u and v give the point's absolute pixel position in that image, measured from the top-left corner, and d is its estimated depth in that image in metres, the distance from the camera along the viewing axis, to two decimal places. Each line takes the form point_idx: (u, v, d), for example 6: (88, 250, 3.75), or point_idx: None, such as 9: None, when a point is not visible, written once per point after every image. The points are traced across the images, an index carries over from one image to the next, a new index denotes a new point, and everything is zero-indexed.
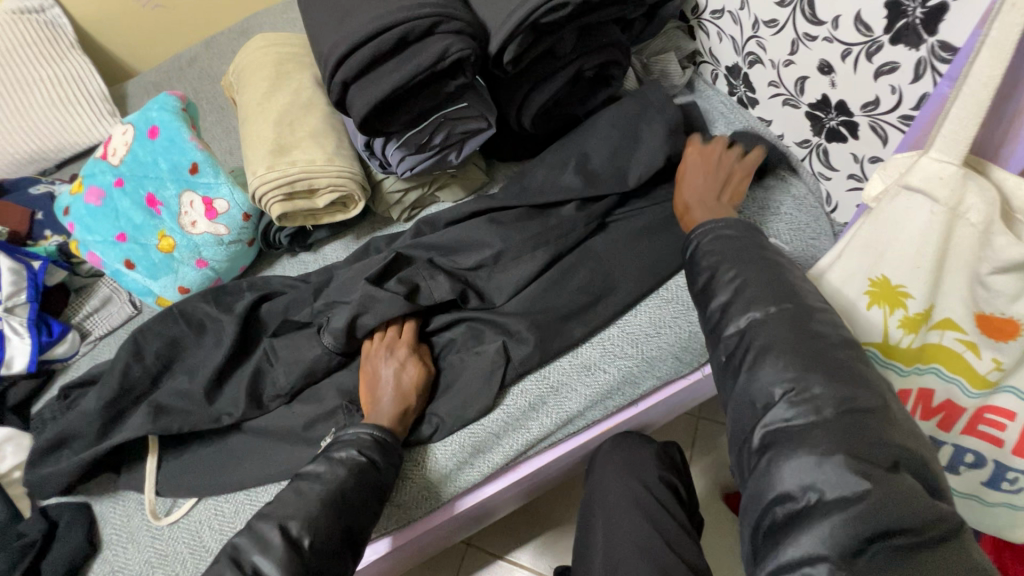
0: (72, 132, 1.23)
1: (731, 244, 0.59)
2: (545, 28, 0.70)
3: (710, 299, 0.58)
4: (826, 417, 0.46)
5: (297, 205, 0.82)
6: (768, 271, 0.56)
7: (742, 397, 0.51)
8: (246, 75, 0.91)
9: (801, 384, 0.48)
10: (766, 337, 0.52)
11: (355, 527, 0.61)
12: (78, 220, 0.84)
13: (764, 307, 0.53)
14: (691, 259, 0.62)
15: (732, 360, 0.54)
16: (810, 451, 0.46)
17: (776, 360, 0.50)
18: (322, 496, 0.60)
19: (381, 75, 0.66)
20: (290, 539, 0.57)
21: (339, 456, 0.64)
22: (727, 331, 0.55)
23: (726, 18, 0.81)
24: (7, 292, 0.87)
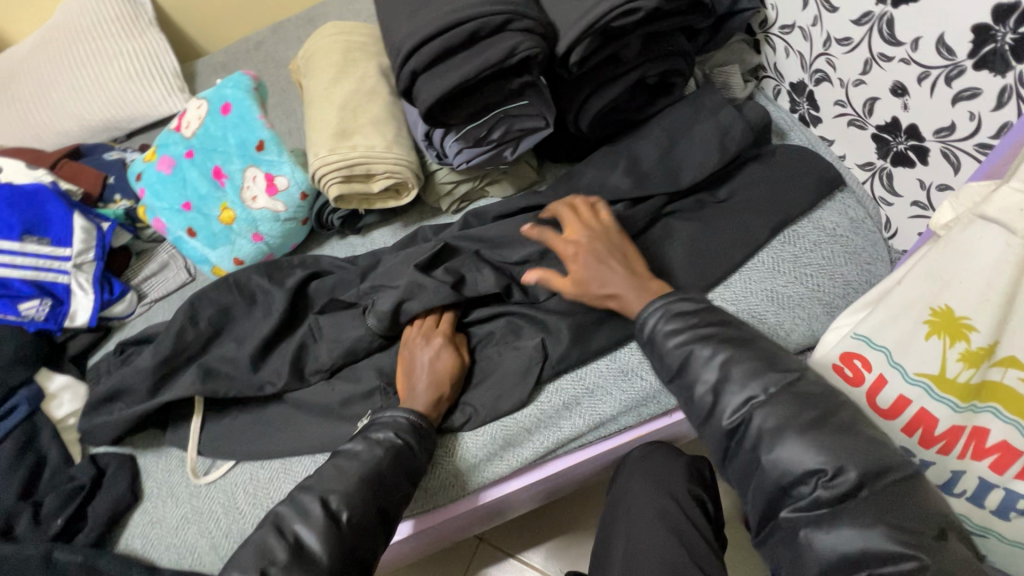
0: (144, 105, 1.30)
1: (690, 319, 0.61)
2: (613, 32, 0.70)
3: (693, 381, 0.59)
4: (861, 496, 0.49)
5: (353, 188, 0.84)
6: (743, 347, 0.58)
7: (768, 480, 0.53)
8: (314, 60, 0.94)
9: (834, 467, 0.50)
10: (774, 419, 0.54)
11: (389, 507, 0.63)
12: (149, 186, 0.88)
13: (759, 383, 0.56)
14: (652, 344, 0.63)
15: (743, 445, 0.55)
16: (850, 525, 0.49)
17: (794, 441, 0.52)
18: (359, 472, 0.62)
19: (450, 67, 0.67)
20: (329, 512, 0.59)
21: (378, 437, 0.65)
22: (726, 415, 0.56)
23: (795, 34, 0.80)
24: (77, 249, 0.92)
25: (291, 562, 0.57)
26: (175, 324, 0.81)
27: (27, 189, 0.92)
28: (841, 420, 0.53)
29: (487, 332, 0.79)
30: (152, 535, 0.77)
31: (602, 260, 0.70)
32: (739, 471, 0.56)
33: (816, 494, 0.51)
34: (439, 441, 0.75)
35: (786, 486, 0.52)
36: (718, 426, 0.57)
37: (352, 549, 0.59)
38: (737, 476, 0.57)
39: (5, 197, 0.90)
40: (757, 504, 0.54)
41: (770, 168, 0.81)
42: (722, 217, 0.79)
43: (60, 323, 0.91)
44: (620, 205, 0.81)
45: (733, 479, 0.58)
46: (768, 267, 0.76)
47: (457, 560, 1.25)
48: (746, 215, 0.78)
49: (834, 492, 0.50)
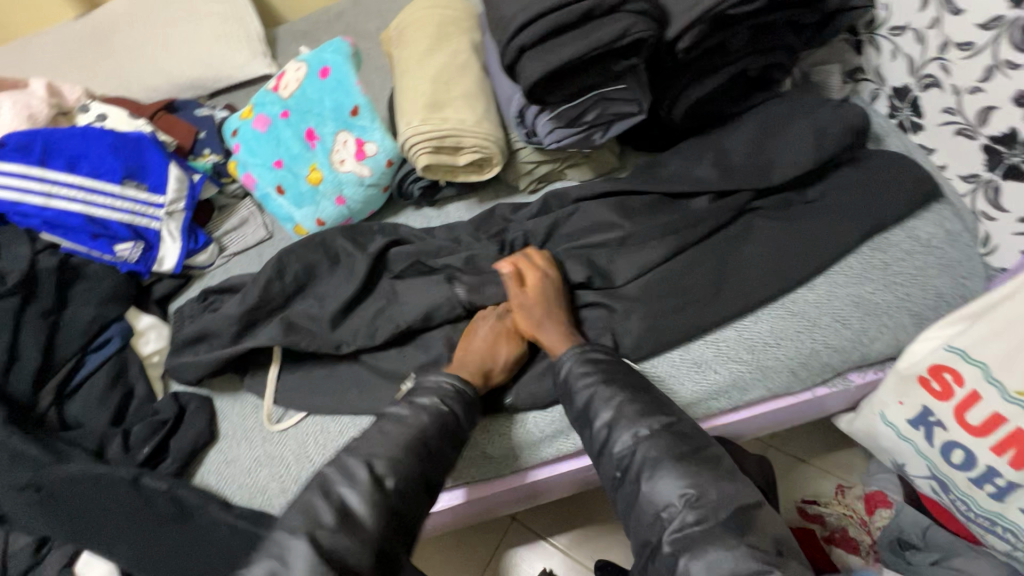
0: (230, 67, 1.33)
1: (602, 366, 0.67)
2: (725, 21, 0.69)
3: (593, 418, 0.64)
4: (720, 519, 0.54)
5: (441, 159, 0.86)
6: (639, 391, 0.64)
7: (648, 504, 0.57)
8: (408, 31, 0.96)
9: (699, 489, 0.56)
10: (654, 449, 0.59)
11: (431, 473, 0.63)
12: (244, 142, 0.92)
13: (647, 422, 0.61)
14: (564, 382, 0.67)
15: (625, 475, 0.60)
16: (719, 548, 0.52)
17: (670, 469, 0.57)
18: (403, 441, 0.62)
19: (559, 45, 0.68)
20: (370, 480, 0.59)
21: (421, 401, 0.66)
22: (617, 446, 0.61)
23: (906, 36, 0.77)
24: (170, 198, 0.96)
25: (336, 527, 0.56)
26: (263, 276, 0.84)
27: (131, 136, 0.97)
28: (709, 453, 0.59)
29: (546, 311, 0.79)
30: (226, 474, 0.81)
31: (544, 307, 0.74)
32: (620, 504, 0.60)
33: (683, 515, 0.55)
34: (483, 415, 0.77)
35: (659, 511, 0.56)
36: (609, 457, 0.61)
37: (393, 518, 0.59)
38: (621, 506, 0.60)
39: (110, 141, 0.94)
40: (636, 532, 0.58)
41: (864, 172, 0.79)
42: (811, 218, 0.78)
43: (149, 267, 0.95)
44: (705, 199, 0.81)
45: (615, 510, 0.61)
46: (855, 274, 0.75)
47: (488, 537, 1.27)
48: (836, 218, 0.77)
49: (698, 513, 0.54)
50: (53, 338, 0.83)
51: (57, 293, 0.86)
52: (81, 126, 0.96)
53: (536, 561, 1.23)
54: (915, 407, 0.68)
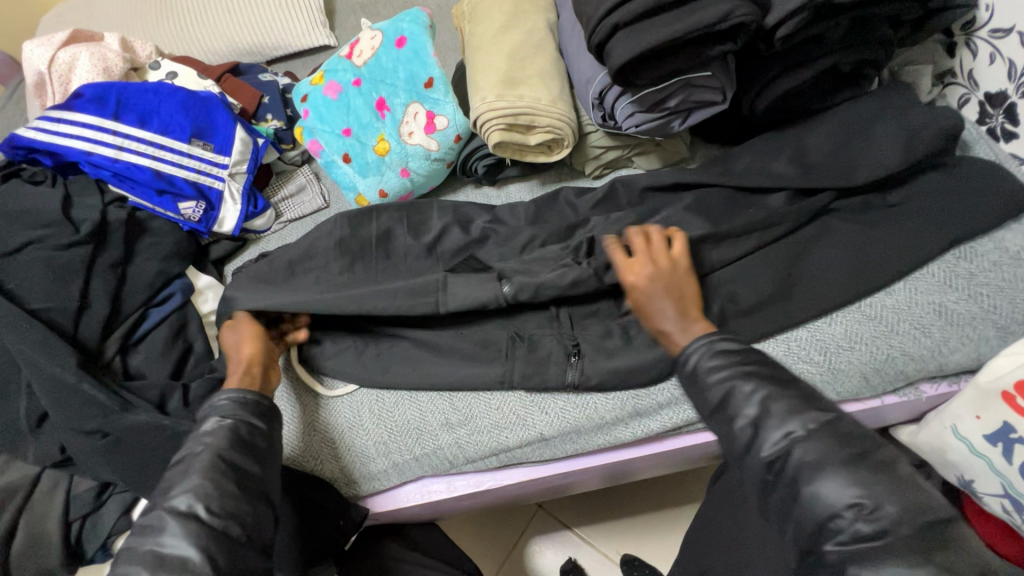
0: (290, 35, 1.32)
1: (739, 359, 0.55)
2: (827, 11, 0.67)
3: (733, 416, 0.53)
4: (901, 535, 0.44)
5: (512, 137, 0.85)
6: (789, 380, 0.52)
7: (804, 509, 0.47)
8: (483, 6, 0.94)
9: (872, 500, 0.45)
10: (815, 451, 0.48)
11: (248, 479, 0.58)
12: (313, 108, 0.92)
13: (802, 421, 0.49)
14: (693, 374, 0.57)
15: (777, 478, 0.49)
16: (899, 566, 0.43)
17: (836, 473, 0.46)
18: (202, 464, 0.56)
19: (655, 25, 0.66)
20: (180, 514, 0.53)
21: (203, 427, 0.60)
22: (765, 447, 0.50)
23: (1009, 38, 0.74)
24: (234, 159, 0.97)
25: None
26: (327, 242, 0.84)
27: (200, 96, 0.97)
28: (878, 458, 0.47)
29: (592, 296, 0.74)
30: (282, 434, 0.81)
31: (664, 296, 0.65)
32: (777, 508, 0.50)
33: (855, 528, 0.45)
34: (370, 413, 0.80)
35: (822, 520, 0.46)
36: (756, 459, 0.51)
37: (228, 534, 0.54)
38: (774, 511, 0.50)
39: (181, 100, 0.95)
40: (794, 539, 0.49)
41: (950, 178, 0.77)
42: (893, 221, 0.75)
43: (209, 227, 0.96)
44: (781, 197, 0.79)
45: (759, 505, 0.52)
46: (938, 282, 0.73)
47: (515, 523, 1.27)
48: (921, 223, 0.75)
49: (874, 526, 0.44)
50: (120, 289, 0.85)
51: (124, 246, 0.87)
52: (152, 82, 0.97)
53: (561, 551, 1.22)
54: (993, 422, 0.66)
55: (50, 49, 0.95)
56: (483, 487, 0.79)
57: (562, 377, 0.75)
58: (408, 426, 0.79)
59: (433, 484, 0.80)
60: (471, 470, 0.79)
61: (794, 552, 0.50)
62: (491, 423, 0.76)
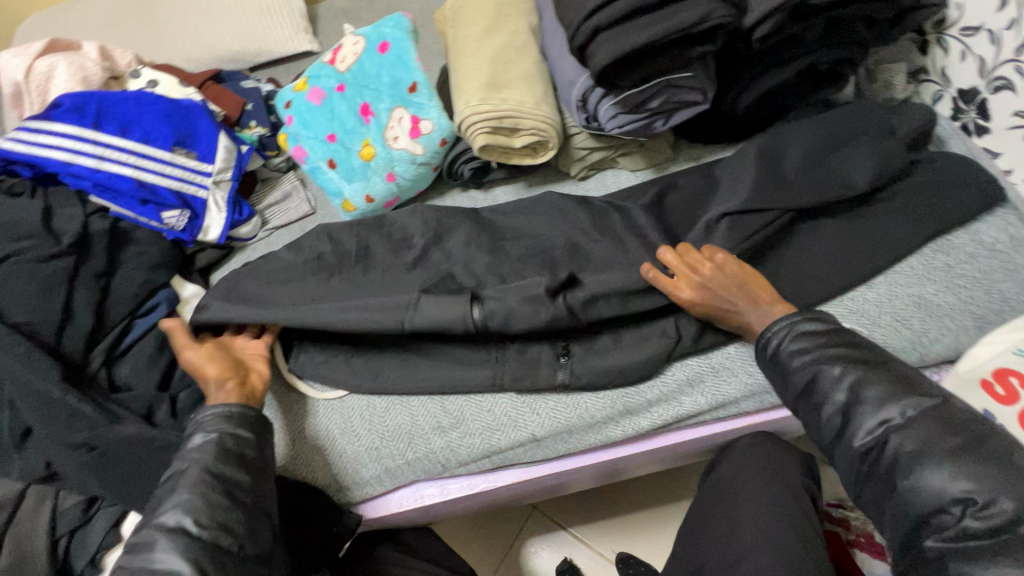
0: (272, 41, 1.32)
1: (820, 339, 0.64)
2: (803, 11, 0.68)
3: (824, 401, 0.62)
4: (1018, 532, 0.51)
5: (497, 140, 0.85)
6: (880, 368, 0.61)
7: (912, 505, 0.56)
8: (465, 9, 0.95)
9: (982, 497, 0.52)
10: (914, 443, 0.57)
11: (235, 488, 0.62)
12: (297, 114, 0.92)
13: (897, 409, 0.58)
14: (778, 359, 0.67)
15: (875, 468, 0.59)
16: (1013, 564, 0.50)
17: (941, 469, 0.54)
18: (191, 479, 0.61)
19: (636, 27, 0.67)
20: (169, 529, 0.59)
21: (192, 443, 0.64)
22: (860, 436, 0.60)
23: (979, 36, 0.76)
24: (218, 167, 0.96)
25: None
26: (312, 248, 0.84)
27: (182, 104, 0.96)
28: (987, 455, 0.54)
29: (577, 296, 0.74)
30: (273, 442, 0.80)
31: (733, 288, 0.70)
32: (874, 496, 0.59)
33: (962, 523, 0.53)
34: (360, 420, 0.80)
35: (928, 513, 0.55)
36: (849, 447, 0.61)
37: (217, 544, 0.59)
38: (870, 503, 0.60)
39: (163, 108, 0.94)
40: (895, 532, 0.57)
41: (927, 173, 0.79)
42: (873, 217, 0.77)
43: (193, 235, 0.95)
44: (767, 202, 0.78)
45: (870, 503, 0.60)
46: (917, 274, 0.75)
47: (510, 524, 1.27)
48: (899, 218, 0.76)
49: (985, 523, 0.52)
50: (104, 301, 0.84)
51: (107, 256, 0.86)
52: (132, 91, 0.96)
53: (557, 550, 1.22)
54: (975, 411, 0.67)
55: (26, 59, 0.94)
56: (478, 489, 0.79)
57: (553, 378, 0.75)
58: (400, 431, 0.78)
59: (427, 487, 0.80)
60: (464, 473, 0.79)
61: (893, 542, 0.58)
62: (483, 426, 0.77)
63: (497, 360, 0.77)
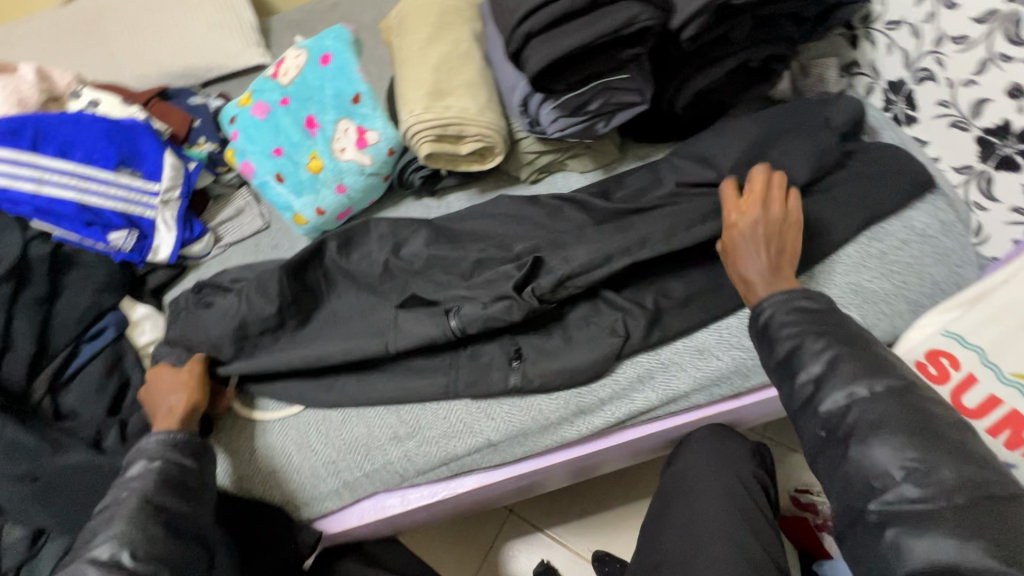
0: (224, 56, 1.31)
1: (810, 315, 0.63)
2: (728, 12, 0.70)
3: (798, 370, 0.61)
4: (956, 502, 0.51)
5: (443, 147, 0.86)
6: (861, 346, 0.59)
7: (857, 471, 0.55)
8: (409, 18, 0.95)
9: (925, 466, 0.52)
10: (872, 416, 0.56)
11: (177, 521, 0.63)
12: (243, 129, 0.91)
13: (867, 385, 0.57)
14: (765, 328, 0.65)
15: (833, 435, 0.57)
16: (948, 531, 0.50)
17: (892, 438, 0.54)
18: (129, 509, 0.61)
19: (566, 32, 0.68)
20: (104, 562, 0.58)
21: (130, 473, 0.65)
22: (825, 405, 0.58)
23: (902, 30, 0.79)
24: (164, 185, 0.94)
25: None
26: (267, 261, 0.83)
27: (124, 123, 0.94)
28: (933, 429, 0.54)
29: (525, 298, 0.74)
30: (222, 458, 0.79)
31: (764, 244, 0.69)
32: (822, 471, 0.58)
33: (902, 489, 0.52)
34: (316, 437, 0.79)
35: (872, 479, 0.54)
36: (814, 413, 0.59)
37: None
38: (823, 469, 0.58)
39: (104, 128, 0.91)
40: (838, 496, 0.57)
41: (860, 164, 0.81)
42: (813, 206, 0.78)
43: (143, 256, 0.94)
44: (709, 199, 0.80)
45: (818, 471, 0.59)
46: (854, 262, 0.77)
47: (486, 529, 1.26)
48: (837, 208, 0.78)
49: (926, 490, 0.52)
50: (47, 326, 0.82)
51: (50, 281, 0.84)
52: (72, 112, 0.94)
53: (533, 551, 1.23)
54: None
55: None
56: (438, 497, 0.79)
57: (505, 381, 0.75)
58: (357, 443, 0.78)
59: (388, 498, 0.80)
60: (424, 482, 0.79)
61: (837, 504, 0.57)
62: (439, 433, 0.77)
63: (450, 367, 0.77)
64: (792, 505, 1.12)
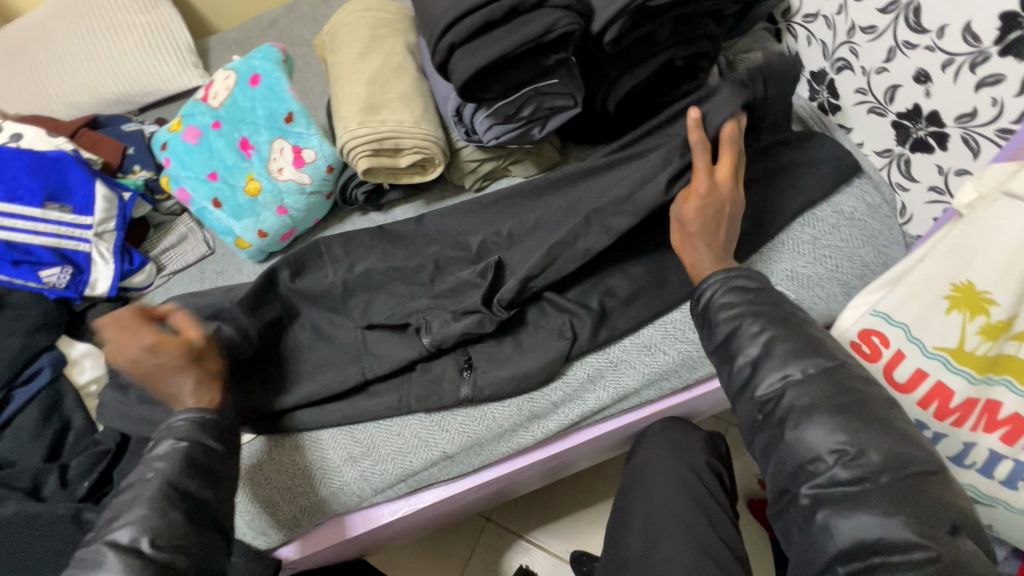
0: (159, 79, 1.26)
1: (750, 296, 0.62)
2: (647, 14, 0.71)
3: (736, 353, 0.60)
4: (881, 482, 0.51)
5: (381, 161, 0.85)
6: (794, 328, 0.59)
7: (789, 455, 0.55)
8: (341, 34, 0.94)
9: (855, 449, 0.52)
10: (807, 398, 0.55)
11: (203, 508, 0.61)
12: (175, 155, 0.90)
13: (800, 365, 0.56)
14: (705, 310, 0.64)
15: (768, 418, 0.57)
16: (870, 510, 0.50)
17: (823, 422, 0.53)
18: (152, 494, 0.59)
19: (488, 40, 0.69)
20: (124, 547, 0.56)
21: (158, 451, 0.62)
22: (762, 387, 0.58)
23: (819, 22, 0.82)
24: (98, 218, 0.90)
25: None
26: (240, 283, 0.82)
27: (49, 156, 0.90)
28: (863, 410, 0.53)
29: (474, 321, 0.75)
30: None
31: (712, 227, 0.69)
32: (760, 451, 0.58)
33: (832, 471, 0.52)
34: (268, 465, 0.77)
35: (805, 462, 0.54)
36: (750, 397, 0.59)
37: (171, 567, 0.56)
38: (759, 449, 0.58)
39: (27, 162, 0.88)
40: (775, 477, 0.56)
41: (792, 152, 0.82)
42: (748, 197, 0.79)
43: (80, 291, 0.90)
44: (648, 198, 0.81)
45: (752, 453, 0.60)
46: (788, 250, 0.79)
47: (463, 538, 1.25)
48: (770, 199, 0.80)
49: (854, 472, 0.51)
50: None
51: None
52: None
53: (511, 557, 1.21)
54: None
55: None
56: (400, 514, 0.78)
57: (457, 392, 0.75)
58: (312, 467, 0.76)
59: (348, 520, 0.78)
60: (384, 501, 0.78)
61: (770, 489, 0.57)
62: (394, 450, 0.76)
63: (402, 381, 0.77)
64: (759, 488, 1.14)
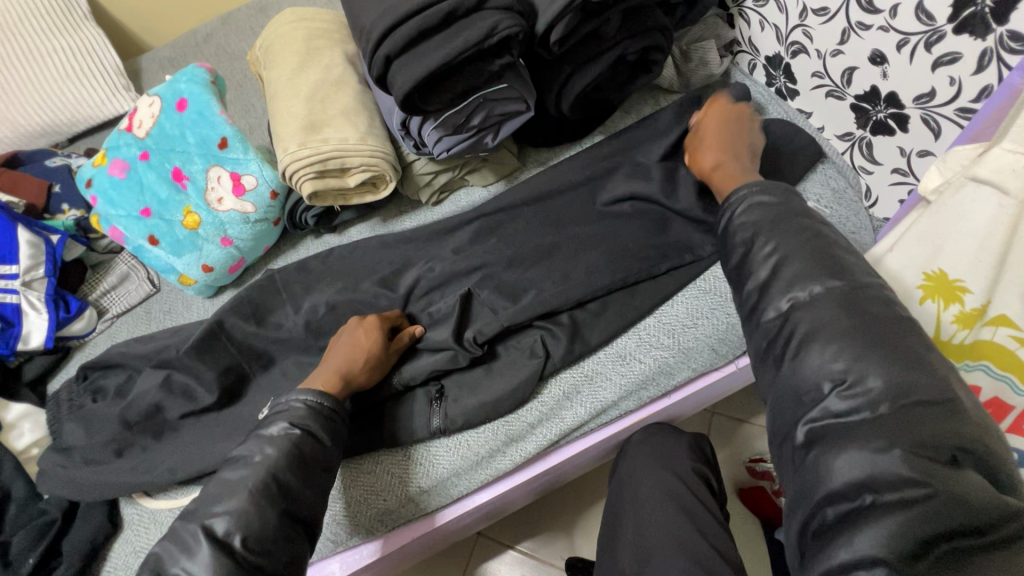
0: (85, 106, 1.11)
1: (770, 211, 0.56)
2: (593, 9, 0.68)
3: (747, 277, 0.55)
4: (881, 412, 0.44)
5: (328, 183, 0.80)
6: (809, 244, 0.52)
7: (788, 386, 0.49)
8: (274, 49, 0.88)
9: (855, 376, 0.45)
10: (811, 321, 0.49)
11: (296, 506, 0.57)
12: (101, 193, 0.83)
13: (807, 285, 0.50)
14: (723, 232, 0.59)
15: (774, 346, 0.51)
16: (861, 447, 0.43)
17: (826, 346, 0.47)
18: (253, 482, 0.56)
19: (426, 49, 0.64)
20: (216, 539, 0.53)
21: (270, 432, 0.60)
22: (768, 314, 0.52)
23: (770, 6, 0.79)
24: (25, 265, 0.82)
25: None
26: (210, 320, 0.76)
27: None
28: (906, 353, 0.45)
29: (444, 357, 0.72)
30: (115, 561, 0.72)
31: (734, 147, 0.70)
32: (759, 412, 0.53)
33: (827, 403, 0.46)
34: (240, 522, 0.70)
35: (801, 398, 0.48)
36: (758, 323, 0.53)
37: (258, 569, 0.53)
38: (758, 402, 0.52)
39: None
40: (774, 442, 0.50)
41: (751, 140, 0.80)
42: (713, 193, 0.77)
43: (12, 347, 0.82)
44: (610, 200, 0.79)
45: None
46: None
47: (455, 558, 1.21)
48: None
49: (851, 403, 0.45)
50: None
51: None
52: None
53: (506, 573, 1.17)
54: None
55: None
56: (380, 556, 0.72)
57: (428, 424, 0.71)
58: None
59: (325, 566, 0.72)
60: (360, 543, 0.72)
61: None
62: (365, 490, 0.71)
63: (373, 421, 0.73)
64: (748, 477, 1.12)
